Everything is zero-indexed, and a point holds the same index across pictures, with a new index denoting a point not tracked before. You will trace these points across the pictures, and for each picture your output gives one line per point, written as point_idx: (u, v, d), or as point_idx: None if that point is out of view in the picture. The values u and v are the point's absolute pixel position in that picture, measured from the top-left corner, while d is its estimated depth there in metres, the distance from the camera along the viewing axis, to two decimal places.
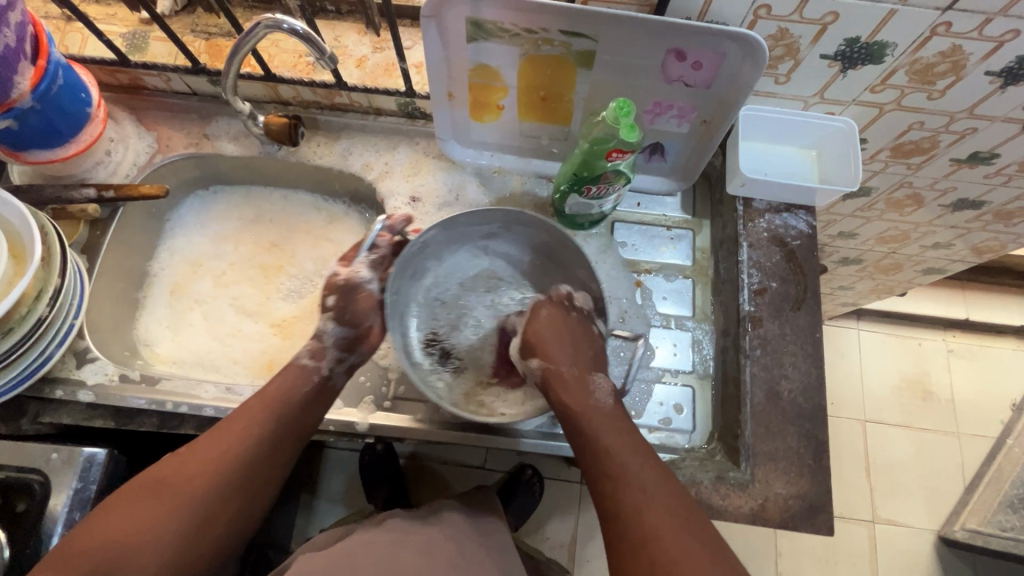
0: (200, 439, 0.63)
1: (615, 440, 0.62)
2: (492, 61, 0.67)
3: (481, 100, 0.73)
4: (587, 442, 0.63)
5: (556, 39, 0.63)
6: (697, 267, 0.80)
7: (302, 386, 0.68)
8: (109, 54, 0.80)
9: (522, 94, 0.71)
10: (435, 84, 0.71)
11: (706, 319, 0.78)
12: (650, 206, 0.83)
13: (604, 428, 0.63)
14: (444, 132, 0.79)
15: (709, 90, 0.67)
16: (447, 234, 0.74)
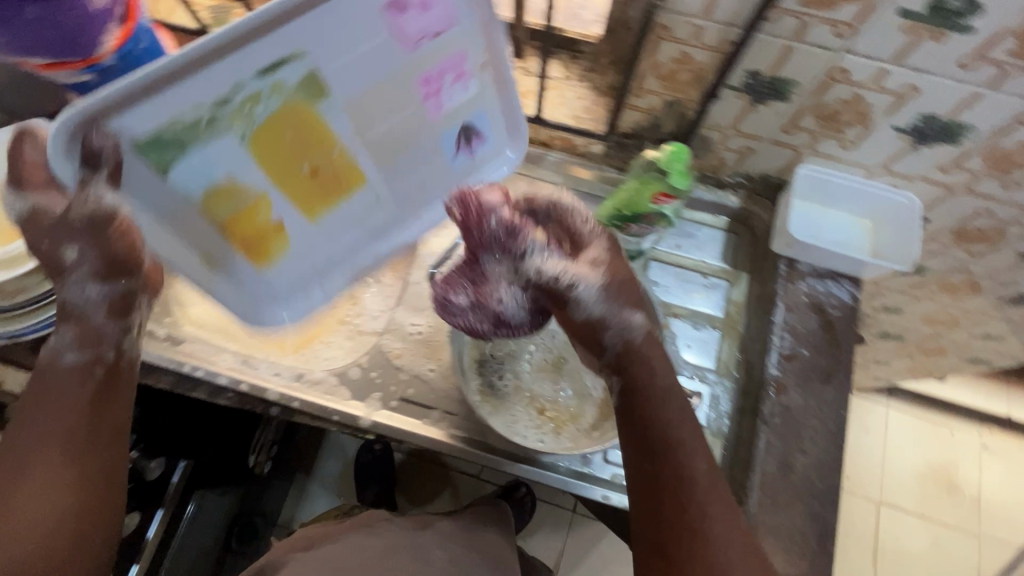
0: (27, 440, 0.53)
1: (698, 447, 0.53)
2: (219, 172, 0.54)
3: (251, 233, 0.61)
4: (664, 439, 0.53)
5: (256, 86, 0.50)
6: (728, 320, 0.78)
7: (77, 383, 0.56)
8: (193, 25, 0.83)
9: (281, 169, 0.59)
10: (193, 252, 0.59)
11: (729, 374, 0.75)
12: (689, 249, 0.81)
13: (686, 429, 0.53)
14: (150, 225, 0.54)
15: (459, 28, 0.58)
16: None
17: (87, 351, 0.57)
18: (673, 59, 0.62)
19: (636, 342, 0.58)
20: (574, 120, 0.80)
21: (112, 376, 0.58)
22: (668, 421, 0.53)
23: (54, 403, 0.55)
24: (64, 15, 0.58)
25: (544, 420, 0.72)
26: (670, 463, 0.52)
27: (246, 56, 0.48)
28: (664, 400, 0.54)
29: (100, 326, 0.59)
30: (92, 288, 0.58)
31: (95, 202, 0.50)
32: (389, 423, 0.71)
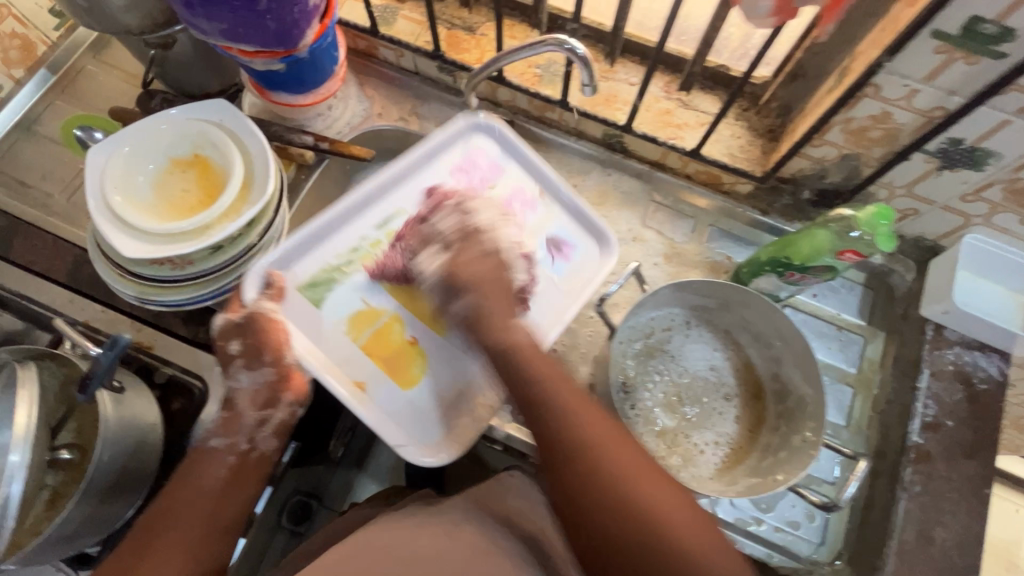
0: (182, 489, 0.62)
1: (600, 430, 0.53)
2: (359, 303, 0.70)
3: (391, 363, 0.68)
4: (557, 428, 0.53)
5: (378, 235, 0.72)
6: (861, 377, 0.77)
7: (224, 460, 0.64)
8: (361, 22, 0.85)
9: (403, 303, 0.70)
10: (347, 370, 0.67)
11: (860, 433, 0.74)
12: (824, 299, 0.81)
13: (585, 416, 0.54)
14: (315, 365, 0.66)
15: (510, 168, 0.76)
16: (673, 293, 0.72)
17: (228, 436, 0.65)
18: (870, 116, 0.61)
19: (510, 336, 0.58)
20: (727, 158, 0.79)
21: (251, 456, 0.66)
22: (538, 389, 0.55)
23: (199, 486, 0.62)
24: (288, 11, 0.61)
25: (671, 452, 0.71)
26: (573, 449, 0.52)
27: (365, 217, 0.72)
28: (553, 381, 0.56)
29: (244, 414, 0.66)
30: (244, 377, 0.66)
31: (257, 308, 0.65)
32: (521, 435, 0.72)
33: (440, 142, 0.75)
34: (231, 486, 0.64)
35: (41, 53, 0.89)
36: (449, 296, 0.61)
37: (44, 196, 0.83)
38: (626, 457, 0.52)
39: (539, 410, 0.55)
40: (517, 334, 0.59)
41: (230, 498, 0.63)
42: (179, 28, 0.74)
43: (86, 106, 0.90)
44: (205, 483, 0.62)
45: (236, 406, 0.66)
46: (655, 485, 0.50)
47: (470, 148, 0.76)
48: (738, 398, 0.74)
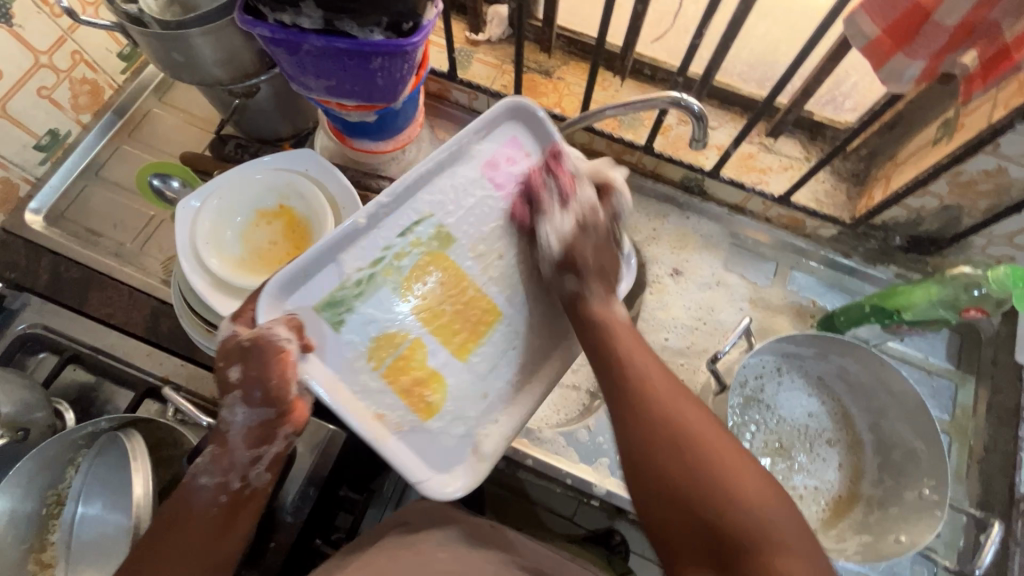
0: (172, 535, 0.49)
1: (656, 371, 0.49)
2: (374, 331, 0.54)
3: (411, 392, 0.54)
4: (636, 381, 0.48)
5: (402, 245, 0.55)
6: (956, 424, 0.76)
7: (213, 506, 0.51)
8: (438, 66, 0.84)
9: (433, 325, 0.56)
10: (353, 411, 0.52)
11: (962, 483, 0.73)
12: (914, 344, 0.80)
13: (638, 355, 0.50)
14: (333, 397, 0.51)
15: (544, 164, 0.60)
16: (774, 346, 0.72)
17: (218, 473, 0.52)
18: (983, 170, 0.61)
19: (605, 316, 0.54)
20: (815, 203, 0.79)
21: (242, 501, 0.52)
22: (640, 368, 0.49)
23: (186, 522, 0.50)
24: (398, 68, 0.59)
25: None
26: (638, 390, 0.47)
27: (383, 225, 0.55)
28: (634, 353, 0.51)
29: (236, 450, 0.52)
30: (240, 412, 0.51)
31: (268, 334, 0.49)
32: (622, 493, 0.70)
33: (478, 131, 0.58)
34: (223, 537, 0.51)
35: (108, 97, 0.87)
36: (567, 275, 0.56)
37: (117, 245, 0.81)
38: (680, 405, 0.46)
39: (598, 347, 0.52)
40: (612, 305, 0.56)
41: (231, 538, 0.51)
42: (264, 79, 0.72)
43: (153, 151, 0.87)
44: (190, 525, 0.50)
45: (228, 441, 0.52)
46: (733, 458, 0.43)
47: (508, 138, 0.59)
48: (839, 446, 0.74)
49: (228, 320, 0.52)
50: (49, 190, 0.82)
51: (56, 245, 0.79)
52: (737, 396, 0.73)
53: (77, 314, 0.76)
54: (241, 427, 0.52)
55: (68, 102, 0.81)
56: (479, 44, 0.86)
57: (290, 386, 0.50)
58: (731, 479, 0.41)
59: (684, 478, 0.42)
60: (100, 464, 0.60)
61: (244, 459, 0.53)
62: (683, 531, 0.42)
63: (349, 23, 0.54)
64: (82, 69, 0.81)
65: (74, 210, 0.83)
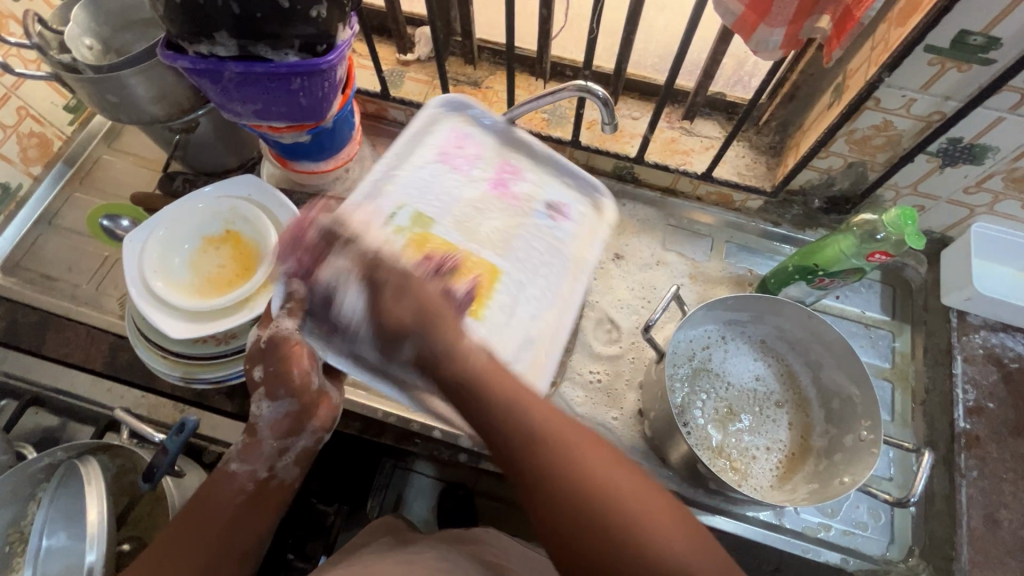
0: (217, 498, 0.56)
1: (548, 419, 0.43)
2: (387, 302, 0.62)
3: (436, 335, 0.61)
4: (492, 427, 0.43)
5: (390, 233, 0.62)
6: (897, 371, 0.79)
7: (242, 490, 0.57)
8: (372, 87, 0.89)
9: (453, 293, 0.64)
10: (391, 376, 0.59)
11: (907, 426, 0.75)
12: (849, 299, 0.83)
13: (508, 394, 0.44)
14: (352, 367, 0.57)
15: (497, 144, 0.71)
16: (706, 314, 0.75)
17: (248, 462, 0.58)
18: (872, 126, 0.66)
19: (470, 359, 0.45)
20: (737, 177, 0.83)
21: (265, 493, 0.58)
22: (525, 428, 0.42)
23: (213, 509, 0.55)
24: (319, 87, 0.63)
25: (731, 469, 0.71)
26: (549, 480, 0.41)
27: (372, 217, 0.62)
28: (527, 410, 0.43)
29: (264, 441, 0.59)
30: (266, 405, 0.60)
31: (279, 332, 0.59)
32: None
33: (419, 131, 0.68)
34: (246, 520, 0.56)
35: (57, 148, 0.90)
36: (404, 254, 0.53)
37: (73, 288, 0.83)
38: (586, 454, 0.41)
39: (459, 390, 0.45)
40: (525, 413, 0.43)
41: (254, 522, 0.57)
42: (201, 112, 0.76)
43: (105, 195, 0.90)
44: (222, 515, 0.56)
45: (258, 430, 0.59)
46: (619, 477, 0.41)
47: (452, 129, 0.70)
48: (788, 405, 0.76)
49: (255, 330, 0.63)
50: (4, 242, 0.84)
51: (12, 293, 0.80)
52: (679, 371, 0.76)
53: (37, 357, 0.77)
54: (267, 421, 0.60)
55: (17, 155, 0.84)
56: (410, 63, 0.91)
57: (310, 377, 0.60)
58: (650, 529, 0.39)
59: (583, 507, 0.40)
60: (59, 498, 0.60)
61: (270, 450, 0.59)
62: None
63: (264, 48, 0.58)
64: (29, 123, 0.84)
65: (30, 259, 0.85)
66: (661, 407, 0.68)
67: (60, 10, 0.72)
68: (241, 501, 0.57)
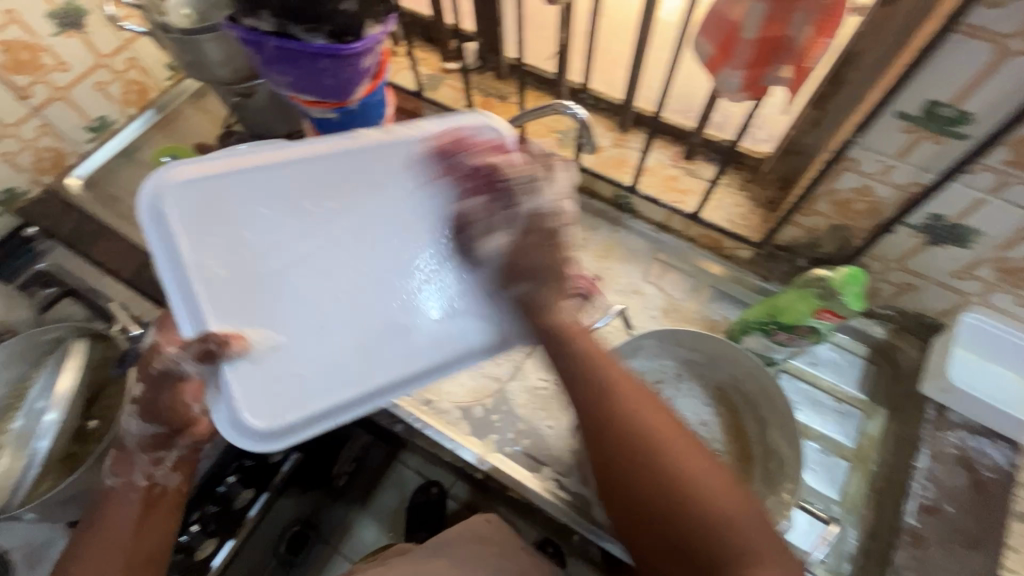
0: (93, 534, 0.58)
1: (649, 414, 0.51)
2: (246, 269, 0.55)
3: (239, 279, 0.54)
4: (600, 386, 0.52)
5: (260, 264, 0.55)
6: (859, 453, 0.74)
7: (120, 508, 0.59)
8: (411, 86, 0.99)
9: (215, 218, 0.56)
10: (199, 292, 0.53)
11: (854, 511, 0.71)
12: (825, 369, 0.80)
13: (625, 390, 0.52)
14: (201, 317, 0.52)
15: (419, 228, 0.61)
16: (661, 344, 0.74)
17: (121, 476, 0.61)
18: (852, 188, 0.65)
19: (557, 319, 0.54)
20: (728, 223, 0.84)
21: (155, 498, 0.61)
22: (615, 415, 0.51)
23: (112, 533, 0.58)
24: (343, 70, 0.73)
25: None
26: (626, 444, 0.50)
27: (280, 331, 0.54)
28: (599, 365, 0.53)
29: (133, 455, 0.61)
30: (136, 422, 0.61)
31: (178, 367, 0.52)
32: (504, 467, 0.73)
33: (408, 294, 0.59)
34: (141, 532, 0.58)
35: (153, 97, 1.07)
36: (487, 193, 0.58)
37: (129, 209, 0.98)
38: (677, 440, 0.50)
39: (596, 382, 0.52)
40: (579, 334, 0.55)
41: (150, 528, 0.59)
42: (259, 82, 0.89)
43: (178, 142, 1.06)
44: (113, 520, 0.58)
45: (126, 446, 0.61)
46: (688, 451, 0.50)
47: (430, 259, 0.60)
48: (727, 456, 0.73)
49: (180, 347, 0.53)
50: (91, 162, 1.01)
51: (84, 204, 0.96)
52: None
53: (87, 259, 0.92)
54: (135, 437, 0.61)
55: (119, 96, 1.02)
56: (450, 71, 1.00)
57: (190, 407, 0.61)
58: (716, 510, 0.47)
59: (642, 477, 0.49)
60: (52, 370, 0.71)
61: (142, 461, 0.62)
62: (652, 520, 0.49)
63: (298, 29, 0.69)
64: (134, 73, 1.02)
65: (106, 181, 1.01)
66: None
67: None
68: (142, 517, 0.59)
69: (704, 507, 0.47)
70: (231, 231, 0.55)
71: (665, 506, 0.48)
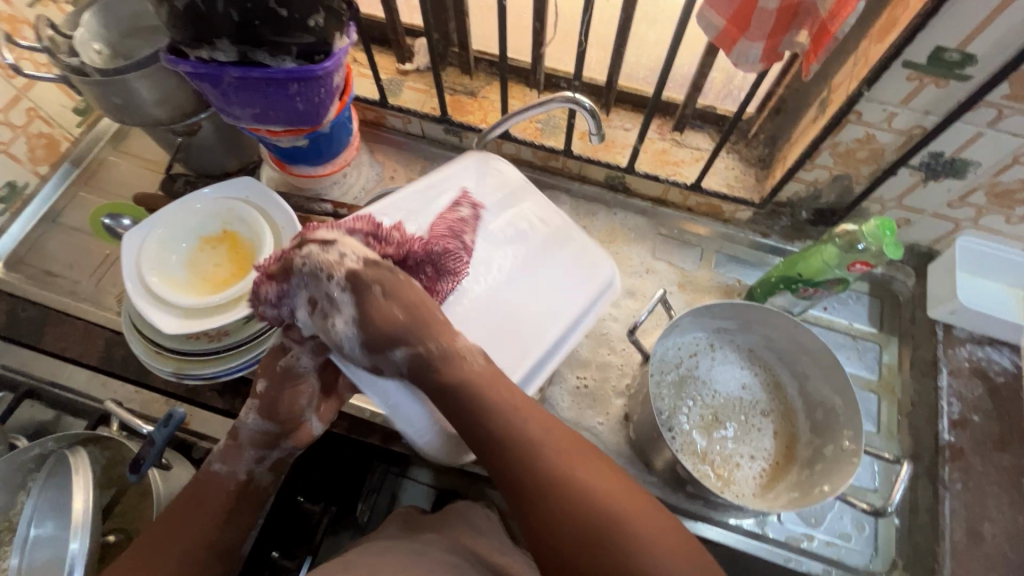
0: (185, 507, 0.57)
1: (545, 434, 0.48)
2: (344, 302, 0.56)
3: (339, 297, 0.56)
4: (483, 420, 0.48)
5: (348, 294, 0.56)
6: (883, 383, 0.79)
7: (218, 495, 0.58)
8: (371, 95, 0.91)
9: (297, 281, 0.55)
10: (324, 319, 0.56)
11: (892, 437, 0.76)
12: (837, 311, 0.84)
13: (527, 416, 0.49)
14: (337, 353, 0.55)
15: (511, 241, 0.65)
16: (694, 319, 0.74)
17: (227, 465, 0.59)
18: (855, 139, 0.67)
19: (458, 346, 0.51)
20: (725, 188, 0.84)
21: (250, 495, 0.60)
22: (524, 438, 0.47)
23: (195, 523, 0.56)
24: (315, 93, 0.65)
25: (713, 475, 0.70)
26: (507, 452, 0.47)
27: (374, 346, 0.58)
28: (491, 389, 0.49)
29: (244, 447, 0.60)
30: (252, 417, 0.60)
31: (295, 364, 0.59)
32: None
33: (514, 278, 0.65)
34: (228, 522, 0.58)
35: (65, 149, 0.92)
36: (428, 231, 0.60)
37: (72, 284, 0.85)
38: (587, 460, 0.47)
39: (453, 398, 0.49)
40: (468, 357, 0.51)
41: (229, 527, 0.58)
42: (203, 116, 0.79)
43: (108, 196, 0.92)
44: (204, 509, 0.57)
45: (239, 436, 0.60)
46: (583, 462, 0.47)
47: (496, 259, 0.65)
48: (774, 413, 0.75)
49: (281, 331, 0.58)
50: (9, 238, 0.86)
51: (13, 288, 0.82)
52: (664, 380, 0.75)
53: (35, 351, 0.79)
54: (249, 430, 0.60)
55: (25, 155, 0.87)
56: (408, 73, 0.93)
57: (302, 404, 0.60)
58: (632, 529, 0.43)
59: (559, 509, 0.44)
60: (52, 486, 0.59)
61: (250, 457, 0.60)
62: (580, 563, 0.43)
63: (262, 54, 0.60)
64: (38, 124, 0.87)
65: (32, 255, 0.87)
66: (644, 410, 0.68)
67: (72, 16, 0.74)
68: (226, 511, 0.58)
69: (627, 531, 0.43)
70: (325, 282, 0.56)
71: (584, 534, 0.43)
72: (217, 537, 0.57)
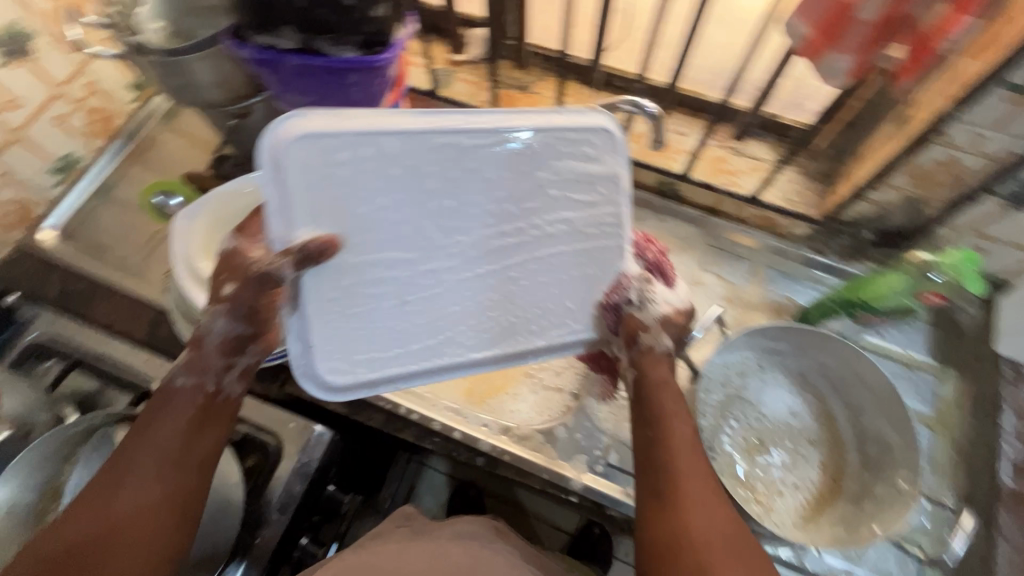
0: (146, 422, 0.49)
1: (702, 501, 0.50)
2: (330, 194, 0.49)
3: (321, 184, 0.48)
4: (660, 454, 0.54)
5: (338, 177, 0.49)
6: (938, 418, 0.75)
7: (187, 406, 0.51)
8: (422, 85, 0.90)
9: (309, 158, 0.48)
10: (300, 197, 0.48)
11: (944, 476, 0.72)
12: (894, 338, 0.80)
13: (690, 470, 0.52)
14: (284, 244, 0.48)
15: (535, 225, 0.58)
16: (748, 339, 0.71)
17: (194, 375, 0.52)
18: (936, 160, 0.63)
19: (664, 393, 0.57)
20: (784, 203, 0.82)
21: (218, 408, 0.53)
22: (687, 481, 0.51)
23: (165, 435, 0.49)
24: (372, 83, 0.64)
25: (755, 500, 0.68)
26: (670, 488, 0.51)
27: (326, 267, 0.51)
28: (676, 442, 0.54)
29: (208, 353, 0.53)
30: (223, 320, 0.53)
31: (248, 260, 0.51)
32: (598, 487, 0.71)
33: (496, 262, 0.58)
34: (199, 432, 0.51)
35: (120, 123, 0.94)
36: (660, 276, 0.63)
37: (123, 258, 0.86)
38: (725, 536, 0.48)
39: (644, 428, 0.56)
40: (679, 411, 0.56)
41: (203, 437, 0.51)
42: (255, 100, 0.78)
43: (160, 173, 0.93)
44: (175, 418, 0.50)
45: (203, 343, 0.53)
46: (729, 538, 0.48)
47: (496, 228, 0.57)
48: (821, 443, 0.73)
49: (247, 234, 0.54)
50: (63, 209, 0.88)
51: (67, 259, 0.84)
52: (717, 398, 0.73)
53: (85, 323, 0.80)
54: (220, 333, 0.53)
55: (83, 128, 0.88)
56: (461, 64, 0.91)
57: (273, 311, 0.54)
58: None
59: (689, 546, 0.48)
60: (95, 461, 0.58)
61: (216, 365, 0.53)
62: None
63: (324, 43, 0.59)
64: (96, 98, 0.88)
65: (86, 228, 0.88)
66: None
67: None
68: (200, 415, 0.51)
69: None
70: (337, 150, 0.49)
71: None
72: (193, 450, 0.50)
